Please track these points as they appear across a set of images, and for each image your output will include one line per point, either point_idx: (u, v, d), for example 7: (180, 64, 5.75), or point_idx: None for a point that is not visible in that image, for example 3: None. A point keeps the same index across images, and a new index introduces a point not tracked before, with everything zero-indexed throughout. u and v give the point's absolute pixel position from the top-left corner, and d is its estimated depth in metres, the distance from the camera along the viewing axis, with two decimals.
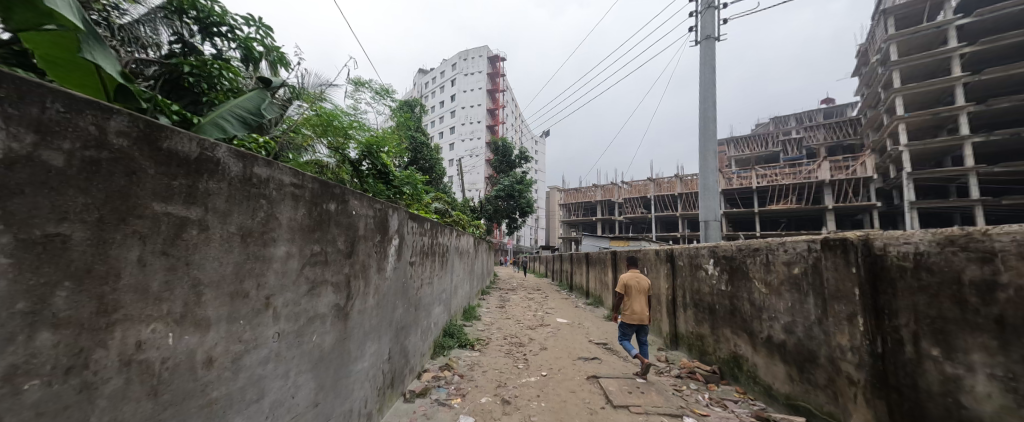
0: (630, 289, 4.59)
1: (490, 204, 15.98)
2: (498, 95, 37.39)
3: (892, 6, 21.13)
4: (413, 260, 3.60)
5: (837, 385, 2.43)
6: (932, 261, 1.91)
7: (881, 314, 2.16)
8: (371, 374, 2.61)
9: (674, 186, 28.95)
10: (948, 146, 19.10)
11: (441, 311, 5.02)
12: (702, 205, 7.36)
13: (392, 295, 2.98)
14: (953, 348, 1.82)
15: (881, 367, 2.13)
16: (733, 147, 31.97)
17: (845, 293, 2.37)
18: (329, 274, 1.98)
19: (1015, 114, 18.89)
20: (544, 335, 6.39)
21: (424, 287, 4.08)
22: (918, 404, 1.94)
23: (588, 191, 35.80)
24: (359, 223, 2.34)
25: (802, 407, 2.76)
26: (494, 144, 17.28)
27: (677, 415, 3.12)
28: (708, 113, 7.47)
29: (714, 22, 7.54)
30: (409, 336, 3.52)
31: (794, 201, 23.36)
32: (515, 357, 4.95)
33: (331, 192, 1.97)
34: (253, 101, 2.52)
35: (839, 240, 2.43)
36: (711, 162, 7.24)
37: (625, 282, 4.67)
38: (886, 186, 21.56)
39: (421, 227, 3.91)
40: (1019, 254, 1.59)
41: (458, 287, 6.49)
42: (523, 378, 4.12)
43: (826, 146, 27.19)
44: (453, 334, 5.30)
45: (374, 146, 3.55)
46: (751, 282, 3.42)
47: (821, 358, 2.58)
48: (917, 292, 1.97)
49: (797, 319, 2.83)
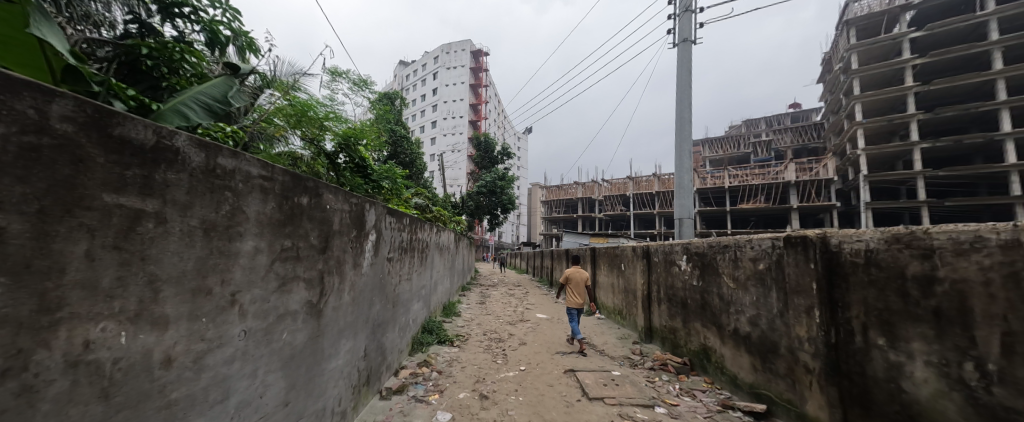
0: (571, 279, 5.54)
1: (472, 200, 15.87)
2: (480, 91, 37.13)
3: (854, 17, 22.41)
4: (391, 257, 3.53)
5: (796, 373, 2.59)
6: (879, 257, 2.05)
7: (835, 307, 2.30)
8: (346, 373, 2.55)
9: (652, 185, 29.75)
10: (900, 151, 20.55)
11: (420, 308, 4.97)
12: (678, 204, 7.56)
13: (369, 292, 2.93)
14: (897, 337, 1.96)
15: (834, 356, 2.28)
16: (708, 148, 33.16)
17: (804, 287, 2.52)
18: (301, 269, 1.92)
19: (959, 122, 20.48)
20: (524, 331, 6.44)
21: (402, 283, 4.01)
22: (866, 389, 2.10)
23: (569, 188, 36.20)
24: (334, 218, 2.27)
25: (763, 394, 2.93)
26: (476, 140, 17.16)
27: (648, 405, 3.24)
28: (684, 114, 7.70)
29: (691, 26, 7.76)
30: (386, 333, 3.46)
31: (762, 201, 24.57)
32: (494, 353, 4.97)
33: (303, 185, 1.90)
34: (219, 88, 2.39)
35: (798, 237, 2.57)
36: (686, 162, 7.46)
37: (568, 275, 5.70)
38: (845, 188, 22.95)
39: (400, 222, 3.84)
40: (954, 251, 1.74)
41: (438, 284, 6.43)
42: (502, 373, 4.15)
43: (792, 149, 28.62)
44: (432, 330, 5.27)
45: (351, 138, 3.36)
46: (720, 278, 3.57)
47: (781, 348, 2.74)
48: (864, 286, 2.14)
49: (761, 312, 2.99)
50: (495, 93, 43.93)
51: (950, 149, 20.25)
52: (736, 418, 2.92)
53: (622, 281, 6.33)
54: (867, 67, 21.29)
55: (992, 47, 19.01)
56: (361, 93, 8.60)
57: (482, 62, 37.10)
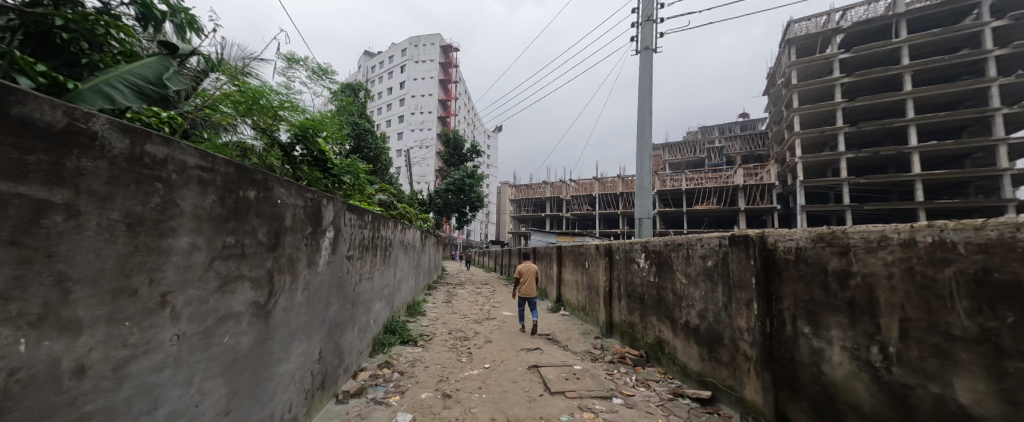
0: (521, 274, 6.43)
1: (439, 197, 15.58)
2: (449, 87, 36.59)
3: (795, 37, 24.66)
4: (351, 255, 3.38)
5: (736, 361, 2.81)
6: (807, 254, 2.28)
7: (770, 299, 2.53)
8: (297, 377, 2.41)
9: (616, 185, 30.89)
10: (830, 160, 22.93)
11: (383, 308, 4.82)
12: (639, 204, 7.88)
13: (325, 292, 2.79)
14: (820, 326, 2.19)
15: (769, 345, 2.50)
16: (668, 152, 35.04)
17: (745, 282, 2.74)
18: (246, 268, 1.79)
19: (877, 136, 23.15)
20: (489, 328, 6.45)
21: (363, 283, 3.86)
22: (794, 373, 2.33)
23: (537, 188, 36.63)
24: (286, 213, 2.14)
25: (709, 382, 3.15)
26: (444, 137, 16.88)
27: (606, 396, 3.37)
28: (645, 119, 8.04)
29: (652, 35, 8.13)
30: (344, 335, 3.32)
31: (714, 203, 26.40)
32: (459, 352, 4.94)
33: (250, 177, 1.77)
34: (151, 69, 2.16)
35: (742, 236, 2.78)
36: (647, 164, 7.80)
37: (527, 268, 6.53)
38: (785, 192, 25.22)
39: (361, 219, 3.70)
40: (865, 249, 1.96)
41: (402, 283, 6.28)
42: (466, 372, 4.13)
43: (741, 155, 30.97)
44: (395, 330, 5.11)
45: (309, 129, 3.19)
46: (674, 274, 3.78)
47: (725, 338, 2.96)
48: (796, 281, 2.36)
49: (708, 305, 3.21)
50: (464, 90, 43.50)
51: (870, 159, 22.85)
52: (685, 405, 3.12)
53: (586, 278, 6.51)
54: (805, 83, 23.53)
55: (904, 71, 21.68)
56: (322, 82, 8.12)
57: (452, 57, 36.55)
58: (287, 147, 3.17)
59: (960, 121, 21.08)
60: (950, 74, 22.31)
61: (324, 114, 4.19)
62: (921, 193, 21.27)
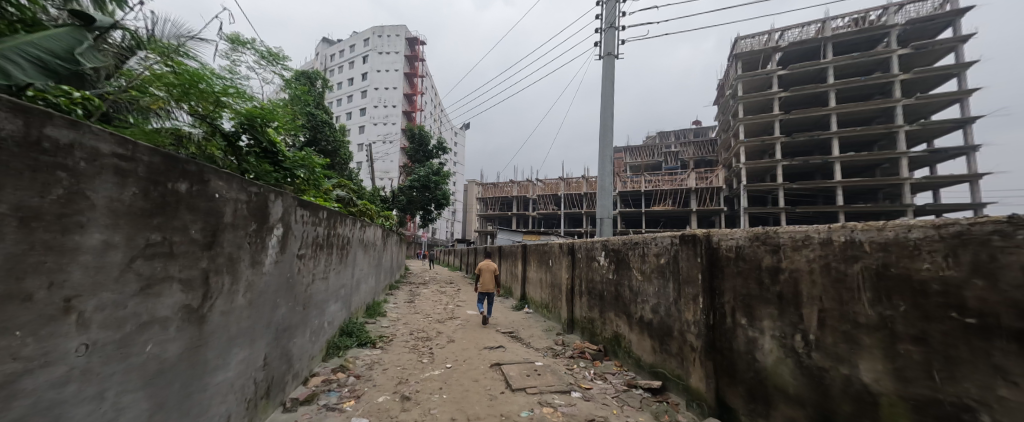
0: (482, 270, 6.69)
1: (403, 194, 15.09)
2: (415, 81, 35.64)
3: (741, 52, 26.80)
4: (302, 254, 3.17)
5: (684, 352, 3.00)
6: (745, 252, 2.49)
7: (714, 294, 2.73)
8: (237, 387, 2.22)
9: (581, 186, 31.78)
10: (769, 166, 25.19)
11: (339, 309, 4.59)
12: (601, 204, 8.15)
13: (272, 292, 2.61)
14: (754, 317, 2.40)
15: (712, 336, 2.70)
16: (629, 155, 36.68)
17: (691, 278, 2.92)
18: (175, 269, 1.62)
19: (808, 146, 25.77)
20: (452, 328, 6.38)
21: (316, 283, 3.66)
22: (733, 361, 2.53)
23: (504, 186, 36.74)
24: (225, 209, 1.95)
25: (660, 372, 3.33)
26: (408, 132, 16.39)
27: (565, 391, 3.46)
28: (607, 122, 8.33)
29: (614, 41, 8.43)
30: (293, 339, 3.11)
31: (670, 204, 28.03)
32: (420, 352, 4.82)
33: (182, 168, 1.60)
34: (61, 43, 1.87)
35: (691, 235, 2.96)
36: (608, 166, 8.09)
37: (487, 265, 6.77)
38: (731, 195, 27.32)
39: (315, 216, 3.48)
40: (793, 247, 2.17)
41: (361, 283, 6.00)
42: (427, 372, 4.05)
43: (694, 160, 33.14)
44: (352, 332, 4.87)
45: (258, 118, 2.92)
46: (630, 271, 3.96)
47: (674, 331, 3.15)
48: (736, 276, 2.56)
49: (660, 300, 3.40)
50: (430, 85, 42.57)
51: (802, 166, 25.38)
52: (638, 395, 3.29)
53: (550, 276, 6.63)
54: (749, 95, 25.71)
55: (829, 89, 24.33)
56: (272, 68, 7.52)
57: (417, 50, 35.59)
58: (232, 136, 2.84)
59: (873, 135, 24.01)
60: (865, 93, 25.36)
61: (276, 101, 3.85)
62: (842, 197, 23.96)
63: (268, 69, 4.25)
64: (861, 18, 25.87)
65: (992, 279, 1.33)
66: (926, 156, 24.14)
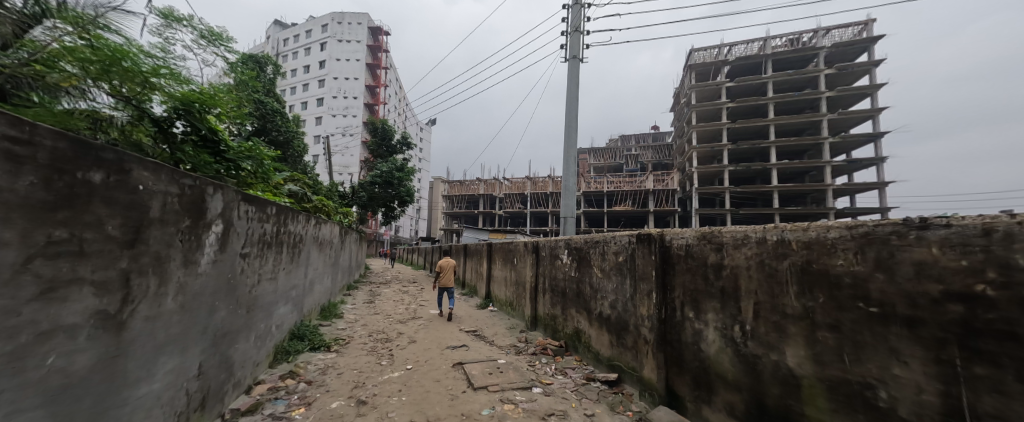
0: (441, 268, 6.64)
1: (363, 191, 14.42)
2: (379, 73, 34.29)
3: (695, 63, 28.65)
4: (246, 253, 2.92)
5: (638, 345, 3.14)
6: (694, 250, 2.66)
7: (666, 290, 2.90)
8: (165, 401, 1.99)
9: (547, 185, 32.35)
10: (717, 171, 27.20)
11: (289, 311, 4.29)
12: (564, 203, 8.33)
13: (209, 295, 2.38)
14: (700, 311, 2.57)
15: (664, 330, 2.86)
16: (593, 156, 37.91)
17: (646, 275, 3.08)
18: (87, 269, 1.42)
19: (750, 153, 28.12)
20: (414, 328, 6.22)
21: (263, 284, 3.39)
22: (681, 353, 2.71)
23: (470, 184, 36.43)
24: (152, 203, 1.75)
25: (617, 365, 3.48)
26: (371, 125, 15.70)
27: (526, 387, 3.50)
28: (573, 124, 8.52)
29: (579, 45, 8.65)
30: (234, 345, 2.87)
31: (630, 204, 29.33)
32: (378, 355, 4.65)
33: (98, 155, 1.42)
34: None
35: (647, 234, 3.12)
36: (572, 166, 8.28)
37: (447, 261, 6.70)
38: (685, 196, 29.12)
39: (262, 212, 3.22)
40: (734, 245, 2.35)
41: (315, 283, 5.65)
42: (385, 375, 3.91)
43: (652, 163, 34.92)
44: (304, 336, 4.57)
45: (195, 103, 2.61)
46: (591, 269, 4.09)
47: (630, 325, 3.29)
48: (685, 272, 2.73)
49: (618, 296, 3.54)
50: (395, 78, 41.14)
51: (745, 171, 27.66)
52: (595, 388, 3.41)
53: (514, 274, 6.67)
54: (701, 104, 27.61)
55: (768, 102, 26.75)
56: None
57: (380, 41, 34.20)
58: (163, 122, 2.53)
59: (803, 145, 26.69)
60: (798, 107, 28.11)
61: (218, 85, 3.48)
62: (778, 201, 26.44)
63: (211, 50, 3.83)
64: (795, 39, 28.57)
65: (890, 272, 1.51)
66: (846, 165, 27.26)
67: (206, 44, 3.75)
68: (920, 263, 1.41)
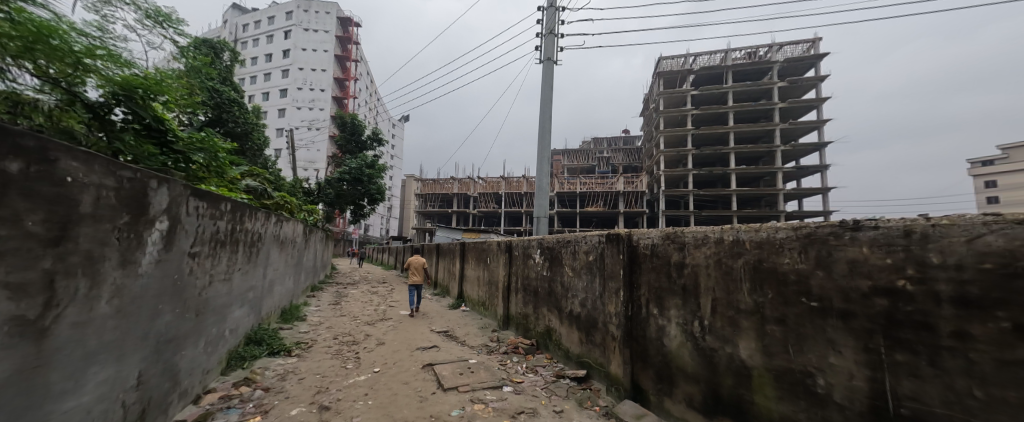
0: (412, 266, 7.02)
1: (331, 187, 13.82)
2: (348, 65, 32.97)
3: (663, 71, 29.89)
4: (195, 252, 2.71)
5: (606, 342, 3.23)
6: (659, 249, 2.77)
7: (632, 288, 3.00)
8: (98, 414, 1.81)
9: (521, 186, 32.52)
10: (681, 174, 28.57)
11: (245, 314, 4.03)
12: (537, 203, 8.41)
13: (151, 298, 2.19)
14: (663, 307, 2.69)
15: (630, 327, 2.96)
16: (567, 157, 38.55)
17: (614, 273, 3.18)
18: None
19: (712, 158, 29.73)
20: (383, 330, 6.04)
21: (215, 285, 3.16)
22: (645, 347, 2.82)
23: (443, 183, 35.95)
24: (83, 197, 1.58)
25: (585, 362, 3.56)
26: (339, 120, 15.05)
27: (497, 386, 3.51)
28: (547, 125, 8.60)
29: (554, 47, 8.74)
30: (181, 351, 2.65)
31: (601, 205, 30.10)
32: (344, 358, 4.47)
33: (13, 141, 1.26)
34: None
35: (616, 234, 3.21)
36: (546, 166, 8.37)
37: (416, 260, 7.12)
38: (652, 198, 30.32)
39: (215, 208, 3.00)
40: (695, 244, 2.46)
41: (275, 284, 5.33)
42: (350, 379, 3.77)
43: (622, 165, 36.07)
44: (262, 341, 4.31)
45: (138, 89, 2.39)
46: (563, 268, 4.16)
47: (599, 322, 3.38)
48: (650, 271, 2.84)
49: (587, 294, 3.62)
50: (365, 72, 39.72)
51: (707, 175, 29.22)
52: (565, 384, 3.47)
53: (487, 274, 6.67)
54: (667, 110, 28.88)
55: (728, 110, 28.40)
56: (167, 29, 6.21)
57: (349, 32, 32.88)
58: (99, 109, 2.29)
59: (759, 151, 28.54)
60: (754, 116, 29.99)
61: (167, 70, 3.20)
62: (735, 203, 28.16)
63: (158, 32, 3.51)
64: (753, 52, 30.45)
65: (828, 269, 1.65)
66: (796, 171, 29.41)
67: (152, 25, 3.43)
68: (853, 261, 1.55)
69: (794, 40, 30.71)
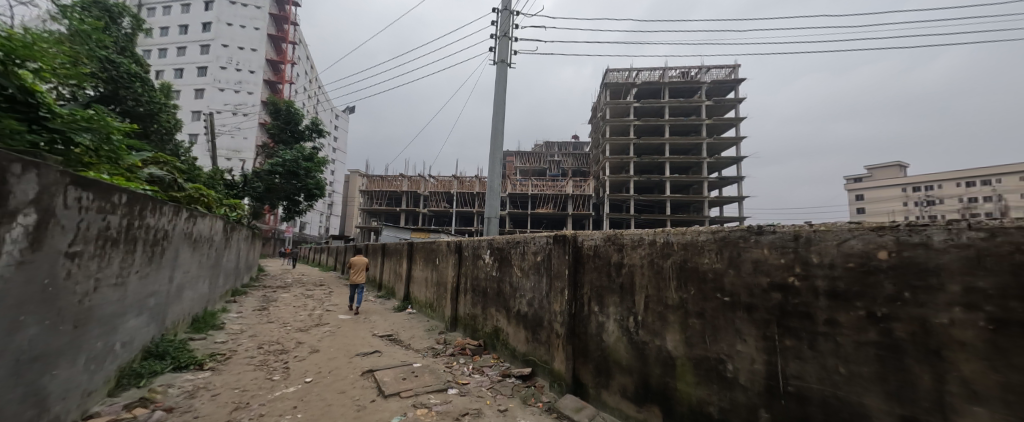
0: (354, 265, 6.92)
1: (260, 181, 12.45)
2: (284, 47, 30.06)
3: (609, 82, 31.71)
4: (75, 252, 2.28)
5: (551, 339, 3.33)
6: (601, 250, 2.93)
7: (576, 286, 3.14)
8: None
9: (473, 186, 32.27)
10: (624, 180, 30.51)
11: (142, 325, 3.47)
12: (488, 204, 8.39)
13: (9, 309, 1.80)
14: (603, 304, 2.85)
15: (572, 324, 3.10)
16: (519, 159, 39.10)
17: (559, 273, 3.30)
18: None
19: (651, 166, 32.17)
20: (318, 336, 5.59)
21: (102, 290, 2.68)
22: (585, 343, 2.98)
23: (391, 180, 34.41)
24: None
25: (530, 360, 3.64)
26: (272, 106, 13.65)
27: (441, 389, 3.43)
28: (500, 126, 8.64)
29: (507, 51, 8.82)
30: (53, 371, 2.20)
31: (551, 207, 31.01)
32: (270, 369, 4.06)
33: None
34: None
35: (563, 235, 3.33)
36: (498, 167, 8.40)
37: (358, 259, 7.02)
38: (598, 201, 31.90)
39: (106, 200, 2.56)
40: (632, 246, 2.64)
41: (184, 289, 4.66)
42: (277, 392, 3.44)
43: (571, 169, 37.47)
44: (165, 354, 3.72)
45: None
46: (512, 268, 4.20)
47: (544, 321, 3.48)
48: (593, 271, 2.99)
49: (534, 293, 3.72)
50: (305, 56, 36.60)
51: (647, 182, 31.55)
52: (510, 383, 3.52)
53: (435, 274, 6.51)
54: (612, 119, 30.79)
55: (665, 123, 31.01)
56: None
57: (286, 11, 30.03)
58: None
59: (690, 162, 31.51)
60: (686, 130, 33.06)
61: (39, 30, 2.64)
62: (670, 208, 30.71)
63: None
64: (686, 72, 33.55)
65: (737, 268, 1.88)
66: (719, 181, 32.96)
67: None
68: (757, 260, 1.78)
69: (720, 64, 34.43)
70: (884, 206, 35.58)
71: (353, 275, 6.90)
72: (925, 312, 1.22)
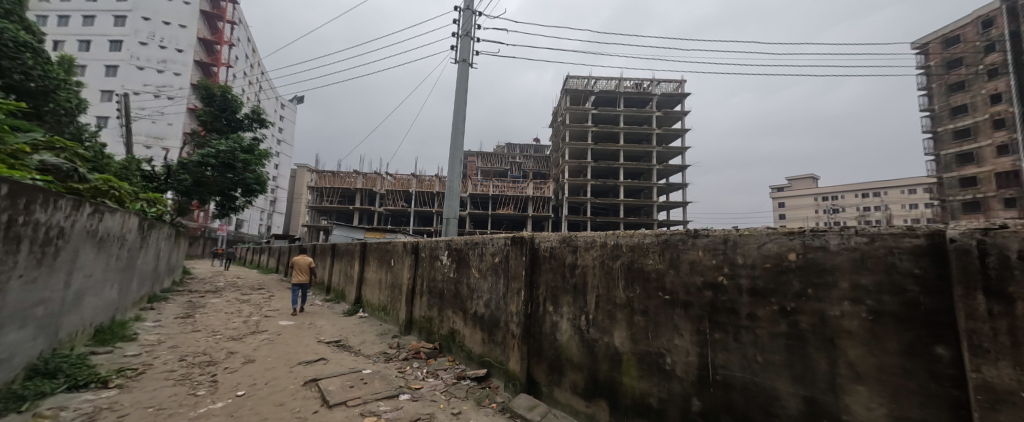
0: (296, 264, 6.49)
1: (187, 173, 11.12)
2: (220, 26, 27.21)
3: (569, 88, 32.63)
4: None
5: (507, 339, 3.36)
6: (556, 252, 3.01)
7: (531, 287, 3.19)
8: None
9: (432, 185, 31.57)
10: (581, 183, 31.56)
11: (27, 337, 2.94)
12: (447, 205, 8.24)
13: None
14: (557, 303, 2.93)
15: (528, 324, 3.15)
16: (480, 160, 38.88)
17: (516, 274, 3.33)
18: None
19: (607, 170, 33.60)
20: (255, 344, 5.14)
21: None
22: (539, 342, 3.04)
23: (343, 177, 32.51)
24: None
25: (486, 361, 3.63)
26: (203, 90, 12.28)
27: (392, 395, 3.31)
28: (460, 126, 8.54)
29: (469, 50, 8.75)
30: None
31: (511, 208, 31.23)
32: (194, 384, 3.65)
33: None
34: None
35: (520, 236, 3.37)
36: (458, 167, 8.28)
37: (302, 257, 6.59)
38: (557, 203, 32.68)
39: None
40: (586, 247, 2.74)
41: (86, 295, 4.03)
42: (203, 408, 3.11)
43: (531, 171, 37.96)
44: (57, 372, 3.18)
45: None
46: (469, 269, 4.16)
47: (500, 322, 3.50)
48: (549, 272, 3.06)
49: (491, 294, 3.72)
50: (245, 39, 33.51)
51: (603, 186, 32.90)
52: (465, 385, 3.49)
53: (390, 276, 6.28)
54: (571, 124, 31.83)
55: (620, 131, 32.61)
56: None
57: None
58: None
59: (642, 168, 33.42)
60: (639, 138, 35.00)
61: None
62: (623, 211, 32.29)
63: None
64: (639, 83, 35.55)
65: (676, 268, 2.04)
66: (667, 187, 35.29)
67: None
68: (694, 261, 1.94)
69: (669, 78, 36.94)
70: (803, 212, 40.38)
71: (297, 275, 6.46)
72: (823, 306, 1.41)
